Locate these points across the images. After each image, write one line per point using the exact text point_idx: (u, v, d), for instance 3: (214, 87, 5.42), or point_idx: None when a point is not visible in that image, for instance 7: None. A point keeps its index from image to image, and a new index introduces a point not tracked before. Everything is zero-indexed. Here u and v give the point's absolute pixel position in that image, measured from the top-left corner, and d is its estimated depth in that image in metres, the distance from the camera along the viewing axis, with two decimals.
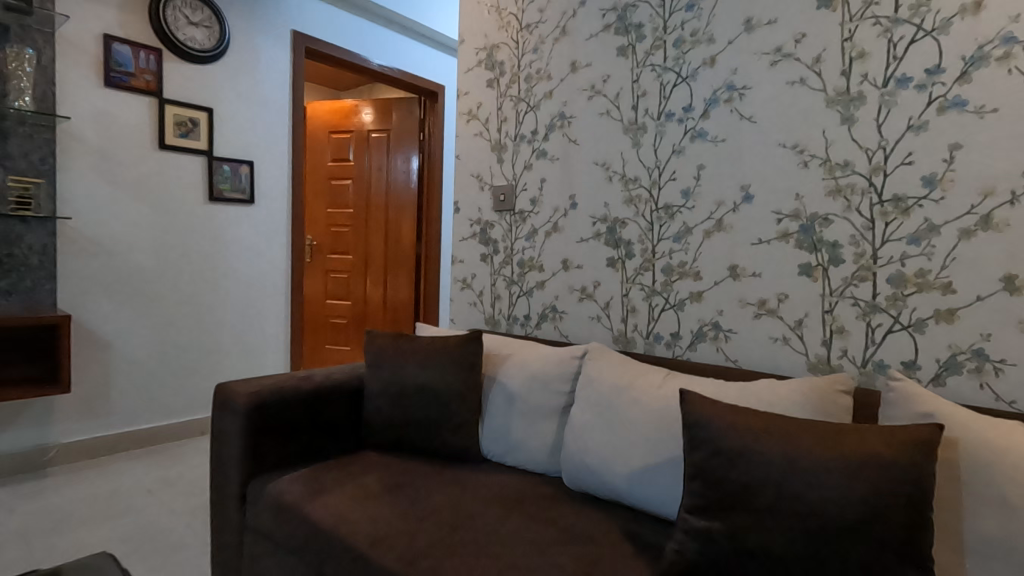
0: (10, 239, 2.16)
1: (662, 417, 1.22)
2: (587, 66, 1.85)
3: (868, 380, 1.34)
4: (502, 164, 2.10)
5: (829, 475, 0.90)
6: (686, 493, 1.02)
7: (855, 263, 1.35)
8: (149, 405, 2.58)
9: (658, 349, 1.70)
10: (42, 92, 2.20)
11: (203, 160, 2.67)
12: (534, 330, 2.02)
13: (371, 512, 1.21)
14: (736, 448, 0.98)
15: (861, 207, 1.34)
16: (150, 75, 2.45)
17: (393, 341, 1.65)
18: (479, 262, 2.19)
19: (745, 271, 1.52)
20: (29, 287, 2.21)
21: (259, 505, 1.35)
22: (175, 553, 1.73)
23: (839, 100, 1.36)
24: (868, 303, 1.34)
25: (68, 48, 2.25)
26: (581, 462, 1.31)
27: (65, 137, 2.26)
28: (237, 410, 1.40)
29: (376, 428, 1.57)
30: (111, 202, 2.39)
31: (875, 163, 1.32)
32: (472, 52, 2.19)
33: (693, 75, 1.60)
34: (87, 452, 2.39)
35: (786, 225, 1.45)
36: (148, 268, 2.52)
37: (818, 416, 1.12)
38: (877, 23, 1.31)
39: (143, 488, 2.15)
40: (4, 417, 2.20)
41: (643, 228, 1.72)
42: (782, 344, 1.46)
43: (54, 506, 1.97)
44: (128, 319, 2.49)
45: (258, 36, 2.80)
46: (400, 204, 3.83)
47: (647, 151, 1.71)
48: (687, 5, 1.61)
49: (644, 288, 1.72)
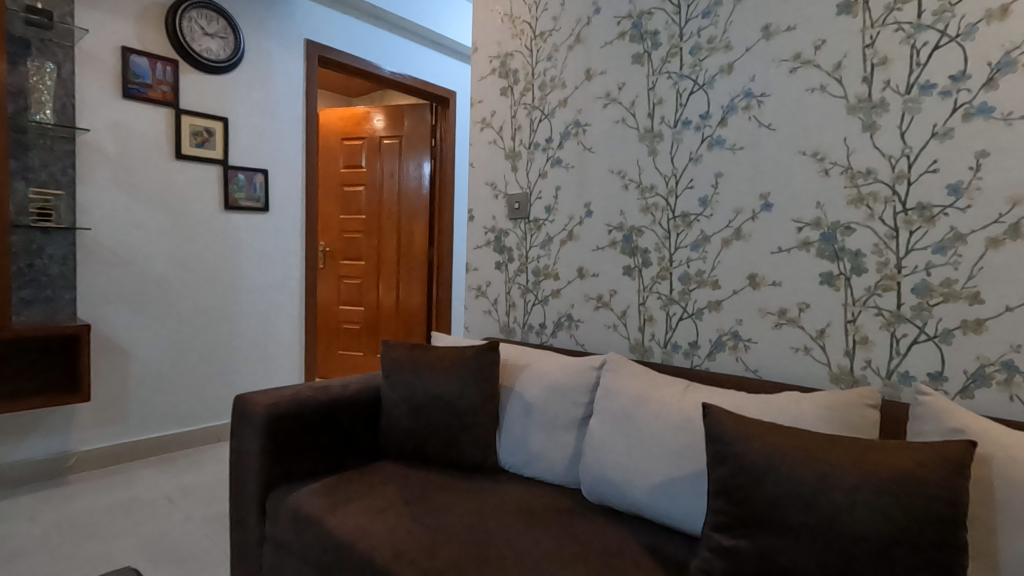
0: (31, 249, 2.19)
1: (684, 430, 1.21)
2: (602, 74, 1.84)
3: (893, 392, 1.32)
4: (517, 172, 2.10)
5: (858, 493, 0.88)
6: (710, 509, 1.01)
7: (878, 272, 1.33)
8: (166, 413, 2.60)
9: (676, 359, 1.68)
10: (62, 104, 2.23)
11: (219, 169, 2.69)
12: (550, 338, 2.02)
13: (391, 525, 1.21)
14: (762, 464, 0.96)
15: (884, 215, 1.31)
16: (167, 86, 2.48)
17: (410, 351, 1.64)
18: (493, 270, 2.18)
19: (765, 280, 1.50)
20: (50, 297, 2.24)
21: (279, 517, 1.35)
22: (194, 561, 1.74)
23: (861, 107, 1.34)
24: (892, 313, 1.31)
25: (87, 60, 2.27)
26: (601, 475, 1.30)
27: (85, 149, 2.29)
28: (257, 422, 1.41)
29: (393, 439, 1.57)
30: (129, 212, 2.42)
31: (898, 171, 1.30)
32: (485, 60, 2.18)
33: (709, 83, 1.59)
34: (106, 459, 2.42)
35: (806, 234, 1.43)
36: (165, 277, 2.55)
37: (845, 430, 1.11)
38: (900, 29, 1.29)
39: (162, 496, 2.16)
40: (26, 426, 2.23)
41: (659, 236, 1.71)
42: (803, 354, 1.44)
43: (74, 514, 1.99)
44: (146, 327, 2.51)
45: (273, 46, 2.83)
46: (412, 211, 3.84)
47: (663, 159, 1.70)
48: (703, 12, 1.60)
49: (662, 296, 1.71)
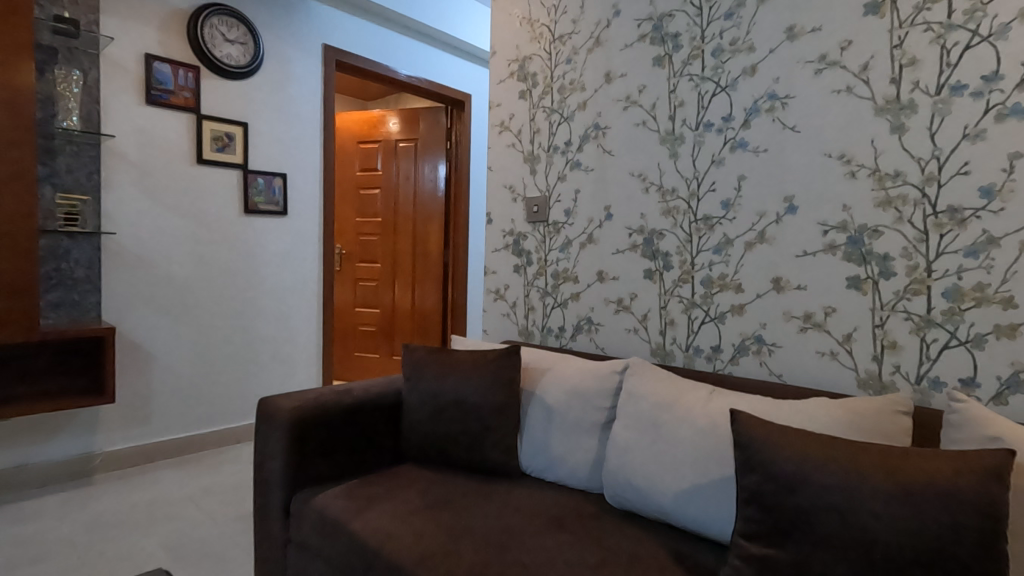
0: (58, 253, 2.23)
1: (711, 436, 1.20)
2: (622, 76, 1.83)
3: (923, 397, 1.30)
4: (535, 175, 2.10)
5: (891, 502, 0.87)
6: (740, 516, 1.01)
7: (907, 276, 1.31)
8: (188, 414, 2.63)
9: (698, 363, 1.67)
10: (87, 111, 2.27)
11: (239, 173, 2.72)
12: (569, 342, 2.01)
13: (416, 529, 1.21)
14: (792, 472, 0.95)
15: (914, 218, 1.29)
16: (188, 92, 2.52)
17: (432, 355, 1.65)
18: (512, 273, 2.18)
19: (789, 284, 1.48)
20: (76, 299, 2.28)
21: (303, 520, 1.37)
22: (219, 562, 1.76)
23: (889, 108, 1.32)
24: (922, 317, 1.29)
25: (111, 68, 2.31)
26: (626, 480, 1.29)
27: (109, 154, 2.33)
28: (281, 425, 1.42)
29: (416, 442, 1.58)
30: (152, 216, 2.46)
31: (928, 173, 1.27)
32: (503, 64, 2.19)
33: (732, 85, 1.58)
34: (130, 460, 2.46)
35: (832, 237, 1.41)
36: (186, 280, 2.58)
37: (876, 437, 1.09)
38: (929, 29, 1.27)
39: (184, 497, 2.19)
40: (53, 427, 2.27)
41: (681, 239, 1.70)
42: (829, 359, 1.43)
43: (99, 514, 2.02)
44: (168, 330, 2.54)
45: (291, 51, 2.86)
46: (428, 214, 3.85)
47: (685, 161, 1.68)
48: (725, 14, 1.59)
49: (683, 300, 1.70)
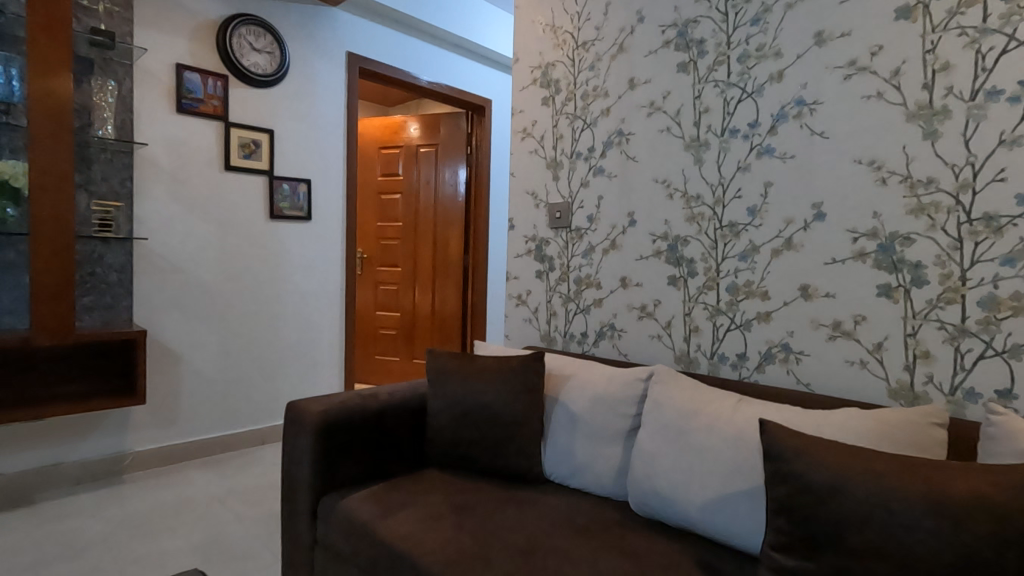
0: (92, 258, 2.30)
1: (739, 446, 1.19)
2: (646, 82, 1.83)
3: (957, 408, 1.27)
4: (558, 181, 2.10)
5: (927, 516, 0.86)
6: (770, 527, 1.00)
7: (941, 285, 1.28)
8: (214, 415, 2.68)
9: (723, 370, 1.66)
10: (122, 120, 2.33)
11: (265, 179, 2.78)
12: (591, 348, 2.01)
13: (442, 534, 1.22)
14: (823, 483, 0.94)
15: (947, 225, 1.27)
16: (217, 100, 2.57)
17: (456, 360, 1.66)
18: (534, 279, 2.19)
19: (818, 291, 1.46)
20: (109, 303, 2.35)
21: (330, 523, 1.39)
22: (246, 561, 1.79)
23: (921, 114, 1.30)
24: (956, 327, 1.27)
25: (144, 77, 2.38)
26: (651, 488, 1.29)
27: (142, 162, 2.39)
28: (308, 427, 1.44)
29: (440, 447, 1.59)
30: (182, 222, 2.52)
31: (962, 180, 1.25)
32: (526, 70, 2.20)
33: (759, 91, 1.57)
34: (159, 460, 2.51)
35: (862, 245, 1.39)
36: (214, 284, 2.63)
37: (909, 449, 1.08)
38: (963, 34, 1.25)
39: (210, 497, 2.23)
40: (86, 426, 2.33)
41: (705, 246, 1.69)
42: (859, 368, 1.40)
43: (129, 513, 2.07)
44: (196, 332, 2.60)
45: (317, 59, 2.91)
46: (449, 217, 3.88)
47: (710, 168, 1.68)
48: (752, 20, 1.58)
49: (708, 307, 1.69)
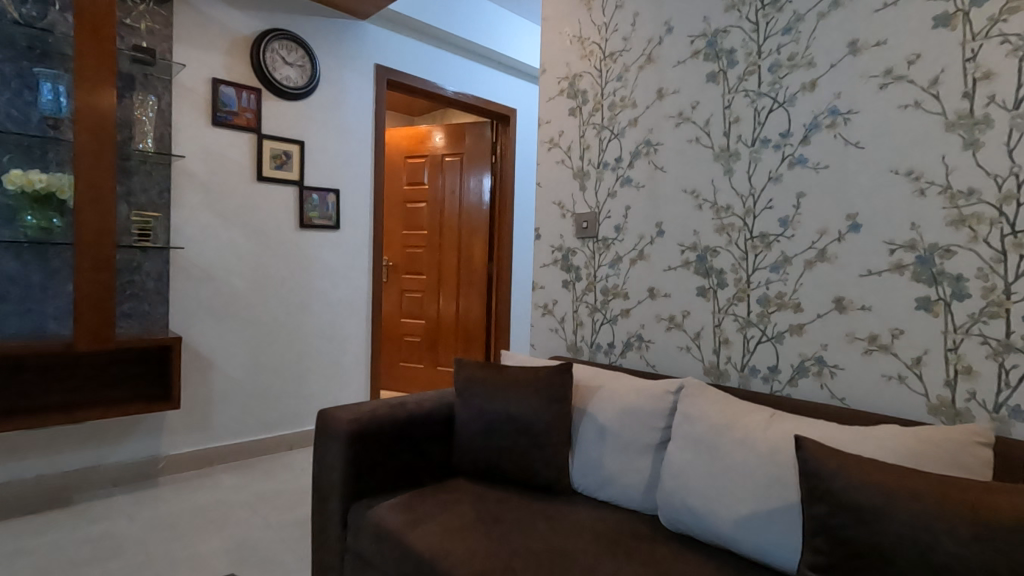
0: (131, 267, 2.38)
1: (772, 462, 1.17)
2: (674, 93, 1.83)
3: (1002, 426, 1.23)
4: (585, 192, 2.11)
5: (972, 543, 0.83)
6: (808, 546, 0.99)
7: (983, 298, 1.25)
8: (245, 420, 2.74)
9: (754, 383, 1.64)
10: (160, 133, 2.41)
11: (295, 189, 2.84)
12: (618, 358, 2.00)
13: (471, 544, 1.22)
14: (862, 503, 0.93)
15: (990, 237, 1.23)
16: (250, 113, 2.65)
17: (484, 371, 1.67)
18: (561, 289, 2.19)
19: (853, 304, 1.44)
20: (146, 310, 2.42)
21: (360, 531, 1.40)
22: (277, 564, 1.82)
23: (962, 123, 1.27)
24: (1000, 342, 1.23)
25: (182, 92, 2.46)
26: (682, 503, 1.28)
27: (179, 173, 2.47)
28: (339, 435, 1.46)
29: (468, 456, 1.60)
30: (215, 232, 2.58)
31: (1006, 191, 1.21)
32: (553, 81, 2.21)
33: (790, 101, 1.55)
34: (191, 463, 2.57)
35: (900, 257, 1.36)
36: (245, 291, 2.69)
37: (952, 469, 1.05)
38: (1005, 41, 1.22)
39: (242, 501, 2.28)
40: (124, 429, 2.41)
41: (735, 257, 1.67)
42: (897, 383, 1.37)
43: (163, 515, 2.12)
44: (228, 339, 2.66)
45: (346, 72, 2.97)
46: (473, 225, 3.91)
47: (740, 178, 1.66)
48: (783, 29, 1.57)
49: (738, 319, 1.67)
